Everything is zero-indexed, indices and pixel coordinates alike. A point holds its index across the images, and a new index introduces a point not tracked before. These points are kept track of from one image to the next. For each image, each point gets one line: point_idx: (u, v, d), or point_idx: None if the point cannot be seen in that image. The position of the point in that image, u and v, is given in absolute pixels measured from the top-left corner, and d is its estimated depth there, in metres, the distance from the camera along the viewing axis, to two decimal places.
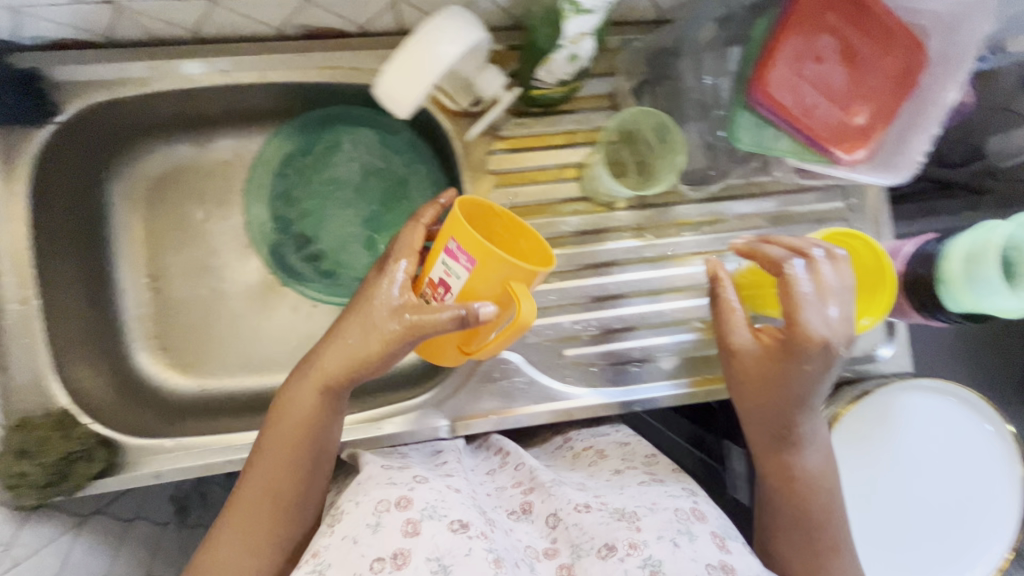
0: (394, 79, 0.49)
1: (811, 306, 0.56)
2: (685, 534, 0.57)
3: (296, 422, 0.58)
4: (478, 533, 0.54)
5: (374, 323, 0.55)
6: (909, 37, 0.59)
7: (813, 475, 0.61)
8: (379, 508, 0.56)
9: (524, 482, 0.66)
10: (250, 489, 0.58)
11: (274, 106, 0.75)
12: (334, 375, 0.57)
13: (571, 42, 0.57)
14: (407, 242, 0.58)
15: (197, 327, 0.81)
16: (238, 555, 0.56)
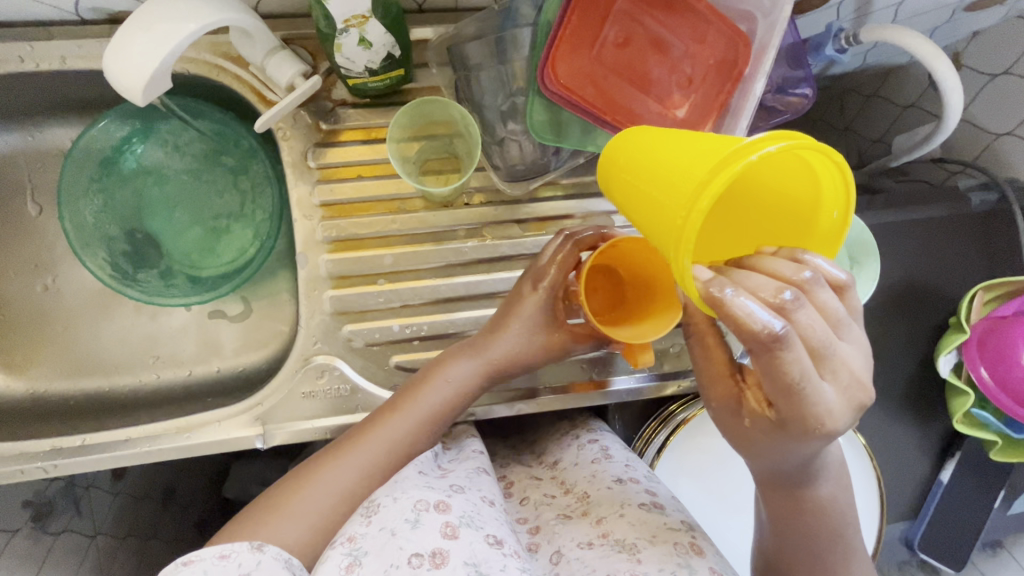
0: (120, 55, 0.46)
1: (822, 397, 0.39)
2: (685, 568, 0.52)
3: (451, 392, 0.62)
4: (512, 552, 0.51)
5: (540, 342, 0.63)
6: (722, 23, 0.55)
7: (825, 508, 0.50)
8: (417, 506, 0.51)
9: (530, 519, 0.64)
10: (380, 437, 0.59)
11: (95, 94, 0.71)
12: (503, 369, 0.63)
13: (350, 26, 0.54)
14: (563, 264, 0.60)
15: (32, 326, 0.77)
16: (348, 472, 0.57)
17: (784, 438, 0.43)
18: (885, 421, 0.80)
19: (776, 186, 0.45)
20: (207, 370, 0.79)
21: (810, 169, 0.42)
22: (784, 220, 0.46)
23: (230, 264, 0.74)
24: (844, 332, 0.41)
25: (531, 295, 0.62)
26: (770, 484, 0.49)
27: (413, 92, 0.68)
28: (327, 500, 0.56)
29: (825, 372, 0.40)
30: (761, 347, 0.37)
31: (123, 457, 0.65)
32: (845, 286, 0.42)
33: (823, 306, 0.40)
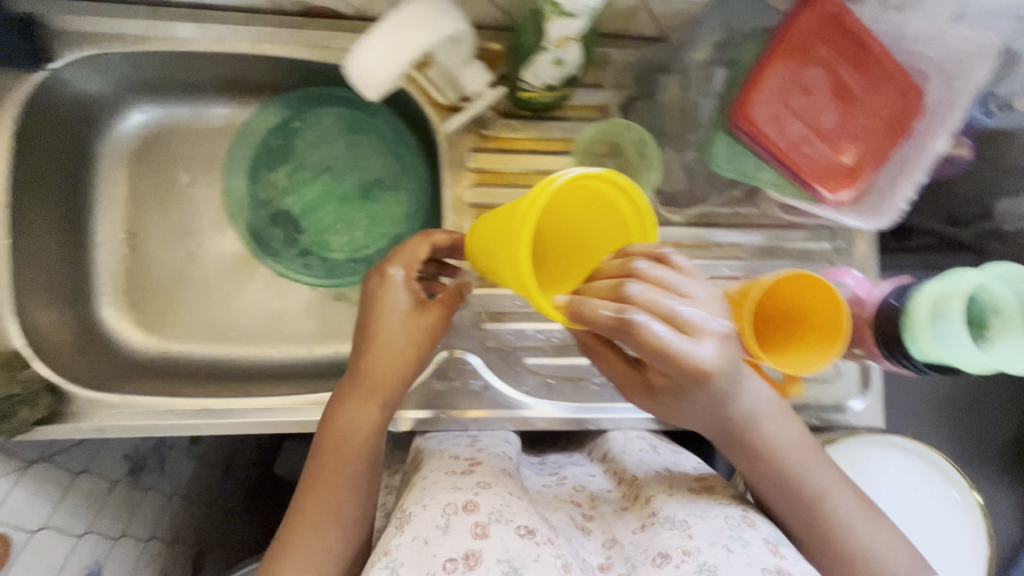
0: (365, 57, 0.48)
1: (693, 341, 0.42)
2: (738, 539, 0.51)
3: (353, 432, 0.59)
4: (546, 539, 0.51)
5: (403, 324, 0.59)
6: (903, 79, 0.57)
7: (777, 439, 0.54)
8: (447, 511, 0.52)
9: (581, 503, 0.63)
10: (327, 468, 0.57)
11: (268, 80, 0.75)
12: (381, 372, 0.59)
13: (552, 46, 0.56)
14: (410, 258, 0.60)
15: (169, 289, 0.81)
16: (335, 490, 0.57)
17: (688, 391, 0.47)
18: (981, 479, 0.81)
19: (586, 206, 0.46)
20: (326, 350, 0.82)
21: (599, 190, 0.43)
22: (608, 227, 0.46)
23: (367, 252, 0.77)
24: (690, 286, 0.44)
25: (393, 293, 0.59)
26: (716, 435, 0.54)
27: (570, 111, 0.72)
28: (324, 519, 0.56)
29: (688, 324, 0.43)
30: (621, 331, 0.41)
31: (262, 426, 0.67)
32: (664, 253, 0.43)
33: (656, 281, 0.42)
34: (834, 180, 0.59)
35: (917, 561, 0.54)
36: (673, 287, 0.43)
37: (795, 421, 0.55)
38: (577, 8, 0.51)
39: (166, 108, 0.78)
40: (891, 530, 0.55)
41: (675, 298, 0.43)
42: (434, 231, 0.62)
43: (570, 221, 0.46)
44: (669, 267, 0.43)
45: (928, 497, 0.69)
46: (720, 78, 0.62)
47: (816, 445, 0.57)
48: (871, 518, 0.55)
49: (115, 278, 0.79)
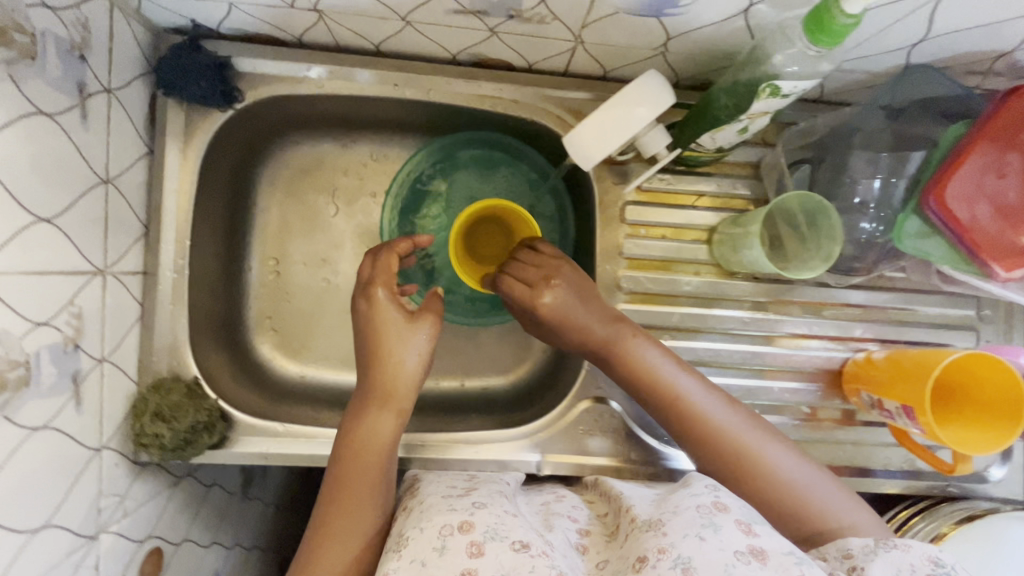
0: (587, 135, 0.50)
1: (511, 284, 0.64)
2: (710, 526, 0.48)
3: (361, 433, 0.60)
4: (540, 553, 0.51)
5: (418, 341, 0.62)
6: None
7: (647, 356, 0.62)
8: (443, 533, 0.52)
9: (581, 521, 0.60)
10: (341, 466, 0.59)
11: (425, 123, 0.78)
12: (378, 370, 0.61)
13: (749, 118, 0.57)
14: (385, 270, 0.64)
15: (309, 315, 0.83)
16: (363, 497, 0.57)
17: (546, 328, 0.65)
18: None
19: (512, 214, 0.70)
20: (455, 383, 0.84)
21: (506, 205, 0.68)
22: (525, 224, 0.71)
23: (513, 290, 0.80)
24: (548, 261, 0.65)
25: (367, 302, 0.62)
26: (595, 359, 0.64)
27: (722, 167, 0.72)
28: (348, 524, 0.56)
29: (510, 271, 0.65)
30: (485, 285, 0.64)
31: (416, 458, 0.70)
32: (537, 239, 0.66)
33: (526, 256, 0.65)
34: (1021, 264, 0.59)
35: (821, 473, 0.58)
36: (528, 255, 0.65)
37: (680, 365, 0.62)
38: (793, 89, 0.53)
39: (319, 143, 0.81)
40: (779, 439, 0.59)
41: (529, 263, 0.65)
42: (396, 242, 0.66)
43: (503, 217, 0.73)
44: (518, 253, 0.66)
45: None
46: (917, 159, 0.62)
47: (724, 394, 0.62)
48: (759, 430, 0.59)
49: (262, 303, 0.82)
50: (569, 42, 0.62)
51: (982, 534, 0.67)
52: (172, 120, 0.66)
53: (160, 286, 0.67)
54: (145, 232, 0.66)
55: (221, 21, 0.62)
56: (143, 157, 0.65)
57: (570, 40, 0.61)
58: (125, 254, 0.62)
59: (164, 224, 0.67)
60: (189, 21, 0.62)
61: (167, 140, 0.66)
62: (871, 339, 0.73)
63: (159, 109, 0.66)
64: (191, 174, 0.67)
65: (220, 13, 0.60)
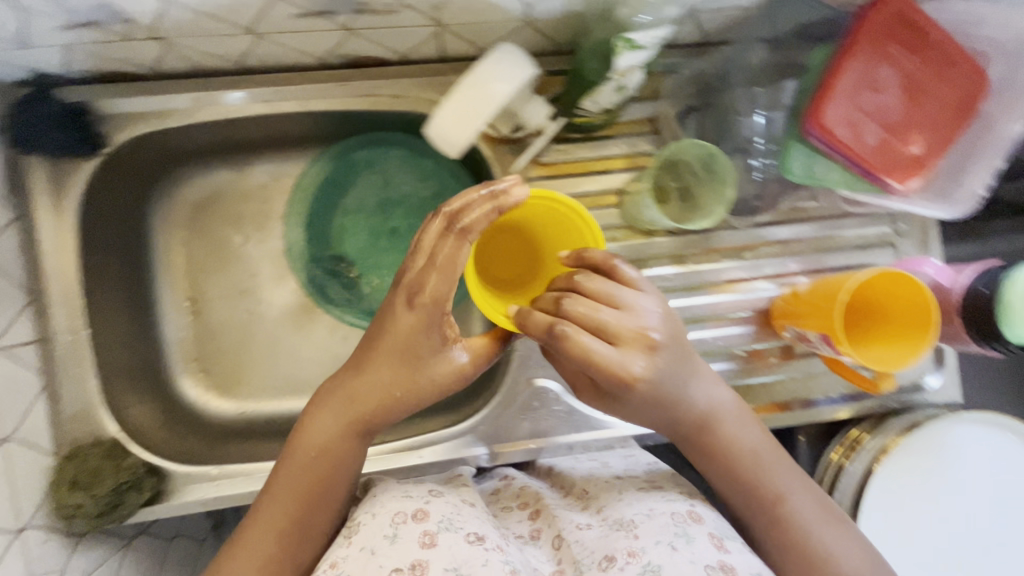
0: (445, 120, 0.48)
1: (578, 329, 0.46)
2: (682, 535, 0.51)
3: (314, 442, 0.55)
4: (495, 546, 0.52)
5: (427, 367, 0.54)
6: (960, 61, 0.57)
7: (739, 444, 0.54)
8: (395, 520, 0.53)
9: (530, 503, 0.63)
10: (288, 467, 0.55)
11: (313, 133, 0.75)
12: (362, 393, 0.55)
13: (619, 76, 0.56)
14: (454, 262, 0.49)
15: (239, 350, 0.81)
16: (291, 501, 0.54)
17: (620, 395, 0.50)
18: None
19: (559, 229, 0.56)
20: None
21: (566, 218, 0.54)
22: (569, 232, 0.55)
23: None
24: (626, 292, 0.49)
25: (406, 314, 0.52)
26: (678, 430, 0.54)
27: (622, 126, 0.71)
28: (271, 529, 0.53)
29: (589, 314, 0.47)
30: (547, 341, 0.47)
31: None
32: (615, 261, 0.50)
33: (591, 294, 0.48)
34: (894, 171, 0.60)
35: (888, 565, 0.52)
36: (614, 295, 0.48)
37: (762, 440, 0.55)
38: (648, 39, 0.52)
39: (214, 172, 0.78)
40: (859, 538, 0.52)
41: (610, 303, 0.48)
42: (460, 207, 0.49)
43: (538, 219, 0.57)
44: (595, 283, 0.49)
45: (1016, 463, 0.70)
46: (791, 89, 0.62)
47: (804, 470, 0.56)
48: (839, 525, 0.53)
49: (186, 346, 0.79)
50: (430, 27, 0.59)
51: (923, 444, 0.69)
52: (36, 178, 0.63)
53: (60, 351, 0.64)
54: (32, 299, 0.63)
55: (61, 65, 0.59)
56: (11, 221, 0.62)
57: (429, 25, 0.59)
58: (9, 326, 0.60)
59: (51, 286, 0.64)
60: (28, 71, 0.59)
61: (36, 199, 0.63)
62: (796, 271, 0.73)
63: (20, 169, 0.63)
64: (70, 230, 0.65)
65: (56, 57, 0.57)
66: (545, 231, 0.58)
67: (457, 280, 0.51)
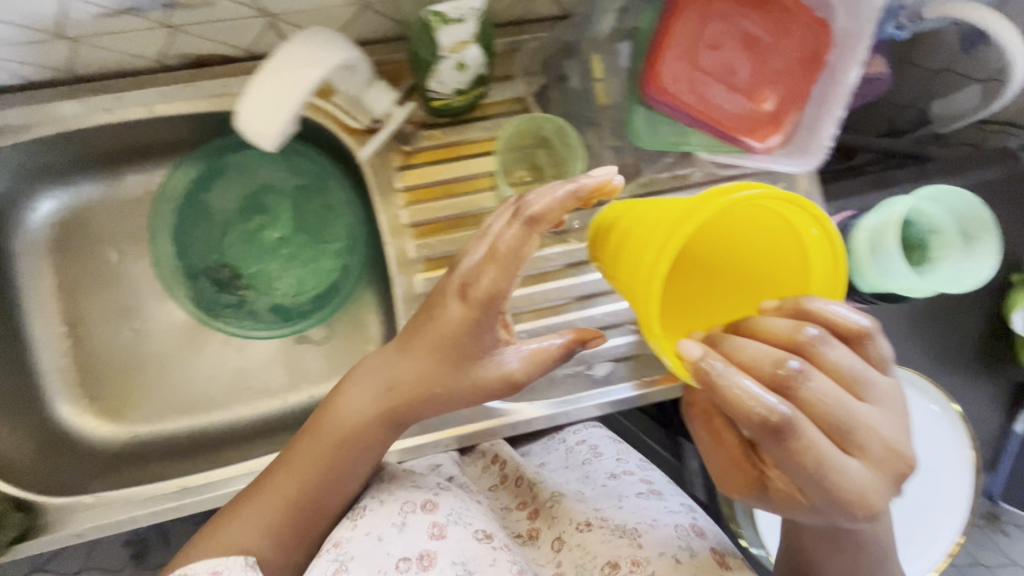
0: (249, 110, 0.46)
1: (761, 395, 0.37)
2: (685, 549, 0.59)
3: (341, 429, 0.57)
4: (500, 545, 0.60)
5: (475, 376, 0.53)
6: (796, 13, 0.57)
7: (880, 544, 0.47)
8: (403, 509, 0.60)
9: (529, 503, 0.71)
10: (316, 447, 0.58)
11: (172, 139, 0.71)
12: (404, 391, 0.56)
13: (451, 52, 0.54)
14: (480, 272, 0.48)
15: (125, 372, 0.78)
16: (316, 473, 0.58)
17: (801, 508, 0.40)
18: (954, 381, 0.83)
19: (756, 224, 0.48)
20: (299, 397, 0.81)
21: (780, 215, 0.46)
22: (783, 265, 0.48)
23: (320, 288, 0.76)
24: (875, 391, 0.40)
25: (458, 307, 0.50)
26: (818, 534, 0.47)
27: (490, 107, 0.69)
28: (290, 489, 0.58)
29: (827, 396, 0.38)
30: (761, 429, 0.37)
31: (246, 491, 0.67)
32: (870, 333, 0.41)
33: (828, 366, 0.40)
34: (746, 131, 0.59)
35: None
36: (840, 380, 0.40)
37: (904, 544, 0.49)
38: (463, 10, 0.51)
39: (76, 188, 0.74)
40: None
41: (845, 391, 0.39)
42: (530, 201, 0.46)
43: (746, 234, 0.50)
44: (840, 362, 0.40)
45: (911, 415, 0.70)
46: (626, 52, 0.60)
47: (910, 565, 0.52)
48: None
49: (66, 373, 0.76)
50: (258, 16, 0.57)
51: None
52: None
53: None
54: None
55: None
56: None
57: (258, 15, 0.57)
58: None
59: None
60: None
61: None
62: None
63: None
64: None
65: None
66: (755, 256, 0.50)
67: (517, 278, 0.48)
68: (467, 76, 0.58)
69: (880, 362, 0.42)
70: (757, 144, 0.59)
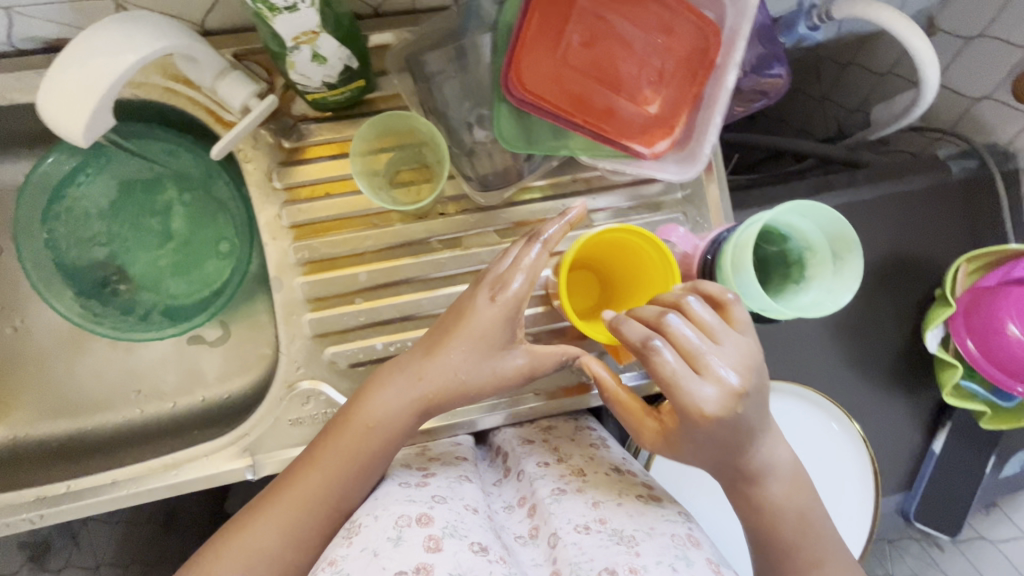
0: (50, 103, 0.43)
1: (639, 332, 0.48)
2: (682, 559, 0.53)
3: (355, 433, 0.57)
4: (498, 558, 0.53)
5: (496, 369, 0.57)
6: (683, 9, 0.53)
7: (782, 505, 0.54)
8: (399, 523, 0.53)
9: (528, 498, 0.63)
10: (341, 437, 0.57)
11: (40, 128, 0.67)
12: (443, 398, 0.57)
13: (299, 42, 0.50)
14: (535, 262, 0.56)
15: (6, 371, 0.75)
16: (331, 477, 0.56)
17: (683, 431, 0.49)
18: (874, 398, 0.80)
19: (630, 257, 0.58)
20: (191, 401, 0.77)
21: (633, 242, 0.56)
22: (649, 269, 0.56)
23: (205, 290, 0.72)
24: (730, 336, 0.48)
25: (490, 308, 0.56)
26: (725, 479, 0.54)
27: (378, 101, 0.65)
28: (308, 481, 0.56)
29: (691, 344, 0.47)
30: (639, 354, 0.47)
31: (112, 501, 0.64)
32: (731, 298, 0.49)
33: (699, 322, 0.48)
34: (629, 134, 0.55)
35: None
36: (713, 334, 0.48)
37: (803, 486, 0.54)
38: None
39: None
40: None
41: (711, 340, 0.47)
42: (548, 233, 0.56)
43: (630, 256, 0.59)
44: (709, 319, 0.48)
45: (811, 427, 0.68)
46: (489, 45, 0.59)
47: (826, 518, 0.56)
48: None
49: None
50: None
51: None
52: None
53: None
54: None
55: None
56: None
57: None
58: None
59: None
60: None
61: None
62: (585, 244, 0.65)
63: None
64: None
65: None
66: (637, 270, 0.58)
67: (534, 282, 0.56)
68: (325, 70, 0.54)
69: (749, 323, 0.49)
70: (642, 149, 0.55)
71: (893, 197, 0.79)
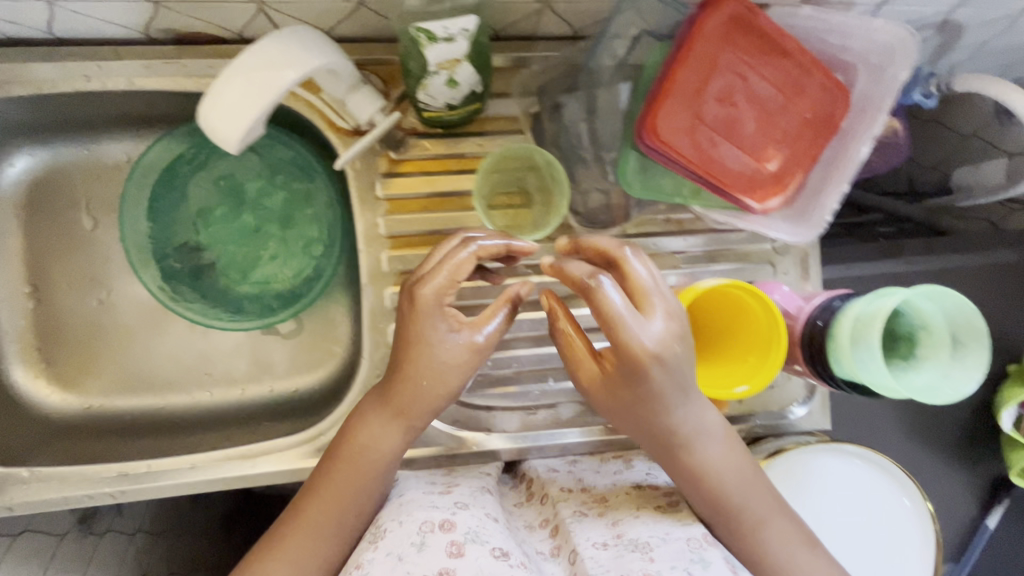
0: (212, 110, 0.44)
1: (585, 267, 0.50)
2: (699, 562, 0.51)
3: (348, 455, 0.56)
4: (519, 563, 0.50)
5: (440, 366, 0.52)
6: (824, 78, 0.53)
7: (721, 465, 0.54)
8: (423, 528, 0.52)
9: (551, 520, 0.61)
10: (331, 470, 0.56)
11: (154, 113, 0.69)
12: (400, 396, 0.54)
13: (441, 68, 0.52)
14: (455, 268, 0.52)
15: (86, 342, 0.77)
16: (327, 513, 0.55)
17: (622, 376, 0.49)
18: (932, 466, 0.80)
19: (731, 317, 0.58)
20: (259, 390, 0.79)
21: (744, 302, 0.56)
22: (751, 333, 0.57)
23: (291, 286, 0.73)
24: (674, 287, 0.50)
25: (415, 309, 0.52)
26: (660, 445, 0.54)
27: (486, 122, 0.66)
28: (307, 524, 0.54)
29: (638, 281, 0.49)
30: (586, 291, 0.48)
31: (185, 485, 0.65)
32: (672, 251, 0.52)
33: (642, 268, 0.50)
34: (749, 191, 0.55)
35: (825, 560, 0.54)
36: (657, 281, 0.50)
37: (732, 443, 0.55)
38: (454, 29, 0.49)
39: (55, 148, 0.73)
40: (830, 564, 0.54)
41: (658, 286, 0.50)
42: (480, 239, 0.55)
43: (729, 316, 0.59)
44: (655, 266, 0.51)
45: (822, 472, 0.67)
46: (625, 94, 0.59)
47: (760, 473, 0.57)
48: (812, 550, 0.54)
49: (26, 336, 0.75)
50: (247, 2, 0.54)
51: (786, 472, 0.66)
52: None
53: None
54: None
55: None
56: None
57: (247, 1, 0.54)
58: None
59: None
60: None
61: None
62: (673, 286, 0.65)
63: None
64: None
65: None
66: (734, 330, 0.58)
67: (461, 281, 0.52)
68: (454, 93, 0.55)
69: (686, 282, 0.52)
70: (757, 208, 0.56)
71: (975, 267, 0.79)
